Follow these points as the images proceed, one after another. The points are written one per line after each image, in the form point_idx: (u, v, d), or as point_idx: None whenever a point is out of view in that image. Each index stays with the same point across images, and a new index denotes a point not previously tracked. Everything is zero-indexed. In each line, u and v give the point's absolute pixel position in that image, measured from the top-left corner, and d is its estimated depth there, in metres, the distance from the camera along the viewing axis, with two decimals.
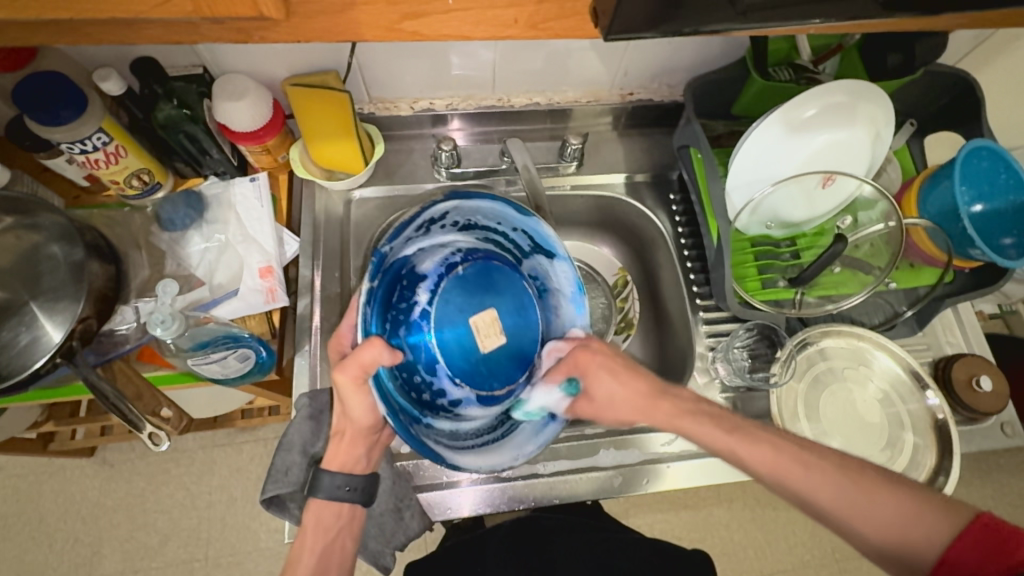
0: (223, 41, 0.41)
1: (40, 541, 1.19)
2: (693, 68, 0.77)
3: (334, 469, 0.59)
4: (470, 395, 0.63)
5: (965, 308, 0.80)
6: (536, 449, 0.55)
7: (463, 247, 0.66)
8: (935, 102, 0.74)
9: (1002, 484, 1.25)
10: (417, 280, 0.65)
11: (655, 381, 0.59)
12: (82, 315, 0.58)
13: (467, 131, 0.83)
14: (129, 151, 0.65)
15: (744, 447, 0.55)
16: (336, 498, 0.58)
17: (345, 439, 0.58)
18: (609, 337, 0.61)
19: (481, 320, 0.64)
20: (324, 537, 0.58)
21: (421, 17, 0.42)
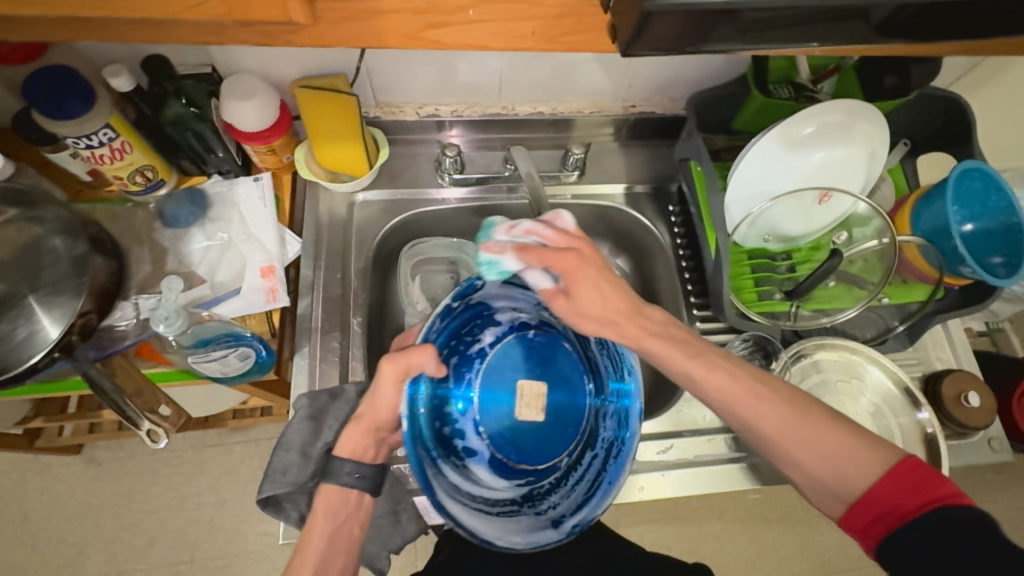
0: (247, 43, 0.42)
1: (24, 540, 1.17)
2: (695, 82, 0.79)
3: (345, 456, 0.56)
4: (485, 453, 0.68)
5: (955, 325, 0.81)
6: (521, 547, 0.56)
7: (537, 316, 0.73)
8: (929, 123, 0.76)
9: (988, 498, 1.28)
10: (490, 322, 0.72)
11: (626, 302, 0.59)
12: (82, 309, 0.58)
13: (469, 138, 0.84)
14: (135, 148, 0.65)
15: (702, 367, 0.56)
16: (349, 483, 0.56)
17: (363, 422, 0.56)
18: (582, 265, 0.58)
19: (529, 390, 0.70)
20: (333, 522, 0.55)
21: (444, 27, 0.43)
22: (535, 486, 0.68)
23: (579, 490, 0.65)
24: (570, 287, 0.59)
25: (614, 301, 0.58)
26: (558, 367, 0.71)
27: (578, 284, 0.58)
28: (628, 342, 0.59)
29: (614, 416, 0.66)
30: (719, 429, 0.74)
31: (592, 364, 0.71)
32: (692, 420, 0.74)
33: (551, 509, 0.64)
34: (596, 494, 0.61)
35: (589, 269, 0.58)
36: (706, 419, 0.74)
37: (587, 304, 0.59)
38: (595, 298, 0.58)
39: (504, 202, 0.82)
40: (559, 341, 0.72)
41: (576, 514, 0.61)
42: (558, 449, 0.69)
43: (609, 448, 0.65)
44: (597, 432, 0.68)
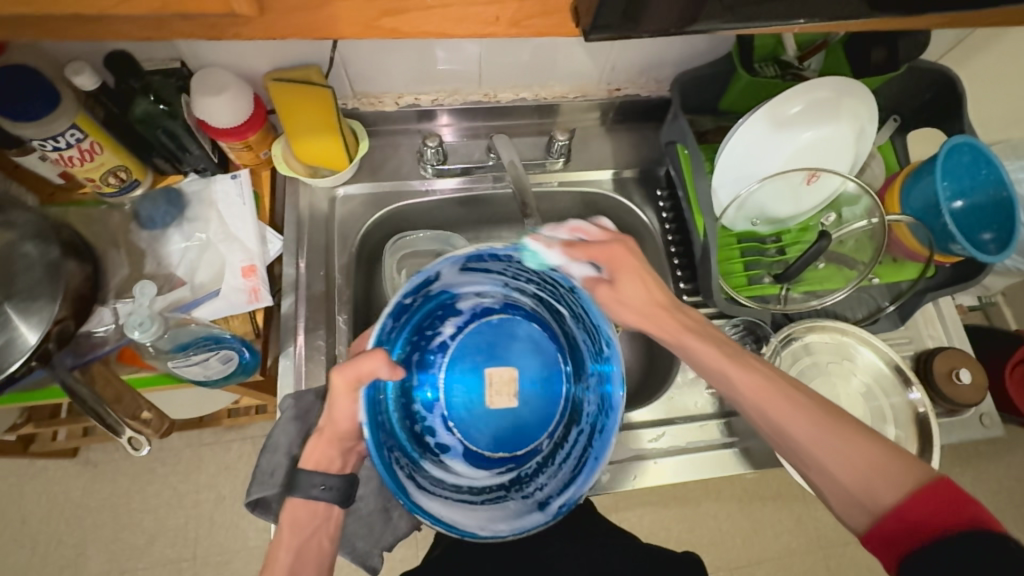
0: (195, 37, 0.40)
1: (23, 543, 1.17)
2: (680, 62, 0.77)
3: (311, 468, 0.57)
4: (458, 444, 0.70)
5: (947, 302, 0.81)
6: (505, 532, 0.56)
7: (503, 299, 0.73)
8: (919, 97, 0.75)
9: (980, 469, 1.29)
10: (451, 314, 0.72)
11: (654, 293, 0.63)
12: (58, 315, 0.56)
13: (457, 127, 0.82)
14: (105, 148, 0.63)
15: (733, 367, 0.57)
16: (315, 495, 0.56)
17: (322, 438, 0.56)
18: (618, 248, 0.63)
19: (500, 378, 0.71)
20: (299, 535, 0.55)
21: (401, 14, 0.41)
22: (521, 470, 0.69)
23: (565, 469, 0.64)
24: (614, 278, 0.64)
25: (652, 296, 0.63)
26: (528, 351, 0.72)
27: (625, 276, 0.63)
28: (666, 337, 0.62)
29: (596, 394, 0.64)
30: (711, 415, 0.73)
31: (563, 337, 0.71)
32: (684, 407, 0.74)
33: (537, 491, 0.64)
34: (580, 474, 0.60)
35: (632, 263, 0.63)
36: (697, 405, 0.74)
37: (631, 297, 0.63)
38: (632, 292, 0.63)
39: (492, 190, 0.81)
40: (523, 321, 0.73)
41: (563, 495, 0.59)
42: (536, 432, 0.70)
43: (591, 423, 0.64)
44: (580, 406, 0.68)
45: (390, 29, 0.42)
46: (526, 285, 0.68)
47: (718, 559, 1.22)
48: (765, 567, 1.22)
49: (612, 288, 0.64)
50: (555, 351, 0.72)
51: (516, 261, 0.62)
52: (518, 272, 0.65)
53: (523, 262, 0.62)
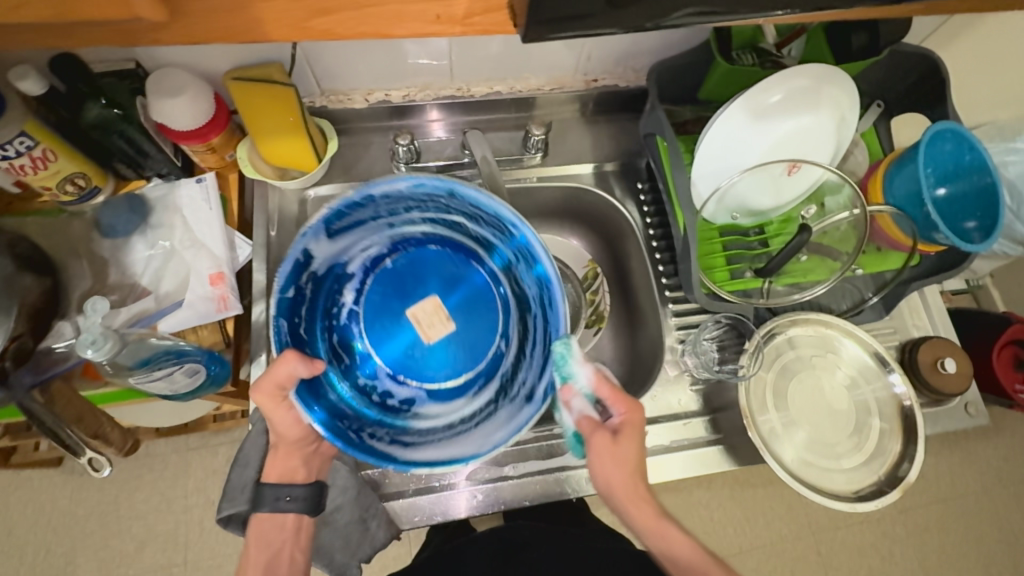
0: (110, 44, 0.39)
1: (11, 553, 1.16)
2: (658, 51, 0.75)
3: (274, 481, 0.59)
4: (420, 391, 0.67)
5: (932, 290, 0.80)
6: (503, 437, 0.57)
7: (388, 241, 0.69)
8: (902, 82, 0.73)
9: (968, 450, 1.30)
10: (345, 281, 0.68)
11: (624, 481, 0.58)
12: (16, 332, 0.54)
13: (449, 123, 0.80)
14: (59, 155, 0.61)
15: (659, 539, 0.58)
16: (279, 505, 0.58)
17: (279, 450, 0.60)
18: (628, 435, 0.58)
19: (424, 312, 0.68)
20: (266, 549, 0.58)
21: (331, 14, 0.40)
22: (502, 375, 0.68)
23: (540, 352, 0.64)
24: (618, 436, 0.58)
25: (640, 471, 0.59)
26: (439, 282, 0.69)
27: (630, 436, 0.58)
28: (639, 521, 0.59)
29: (529, 269, 0.63)
30: (695, 412, 0.72)
31: (467, 240, 0.69)
32: (668, 406, 0.73)
33: (522, 387, 0.64)
34: (557, 373, 0.60)
35: (641, 430, 0.59)
36: (681, 402, 0.73)
37: (622, 463, 0.58)
38: (627, 456, 0.58)
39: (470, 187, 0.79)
40: (423, 245, 0.70)
41: (543, 379, 0.60)
42: (486, 286, 0.70)
43: (522, 255, 0.63)
44: (524, 293, 0.67)
45: (322, 30, 0.41)
46: (407, 216, 0.65)
47: (712, 547, 1.22)
48: (757, 554, 1.23)
49: (605, 445, 0.58)
50: (469, 263, 0.70)
51: (375, 199, 0.59)
52: (391, 206, 0.62)
53: (386, 197, 0.59)
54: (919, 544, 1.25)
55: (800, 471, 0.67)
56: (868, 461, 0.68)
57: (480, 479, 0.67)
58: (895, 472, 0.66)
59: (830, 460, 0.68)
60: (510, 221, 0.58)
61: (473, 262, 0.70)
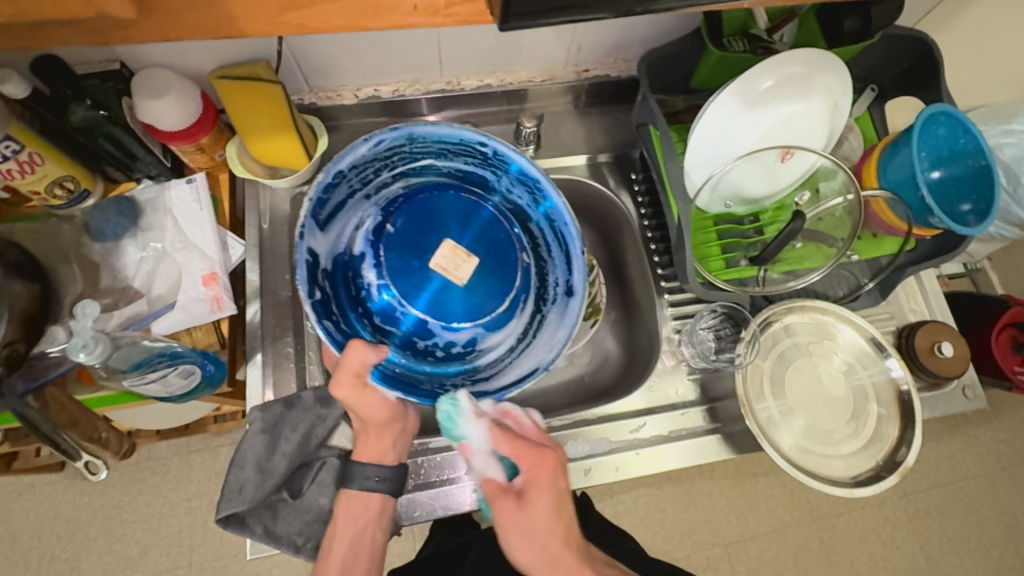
0: (78, 44, 0.38)
1: (17, 560, 1.16)
2: (649, 40, 0.74)
3: (364, 461, 0.60)
4: (476, 329, 0.64)
5: (928, 274, 0.80)
6: (566, 334, 0.59)
7: (377, 206, 0.65)
8: (896, 66, 0.73)
9: (968, 434, 1.30)
10: (358, 262, 0.63)
11: (538, 552, 0.55)
12: (7, 338, 0.53)
13: (441, 115, 0.79)
14: (46, 159, 0.60)
15: None
16: (368, 485, 0.59)
17: (370, 431, 0.59)
18: (534, 493, 0.56)
19: (443, 256, 0.63)
20: (352, 529, 0.59)
21: (303, 9, 0.40)
22: (538, 283, 0.66)
23: (558, 247, 0.63)
24: (525, 495, 0.57)
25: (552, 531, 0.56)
26: (443, 222, 0.65)
27: (533, 497, 0.56)
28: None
29: (515, 182, 0.63)
30: (693, 402, 0.72)
31: (446, 174, 0.65)
32: (664, 396, 0.73)
33: (558, 284, 0.64)
34: (575, 245, 0.60)
35: (546, 490, 0.57)
36: (679, 392, 0.73)
37: (534, 525, 0.56)
38: (539, 522, 0.56)
39: None
40: (408, 195, 0.65)
41: (575, 270, 0.61)
42: (499, 221, 0.66)
43: (506, 169, 0.62)
44: (519, 204, 0.65)
45: (295, 25, 0.40)
46: (378, 179, 0.63)
47: (714, 536, 1.23)
48: (759, 542, 1.23)
49: (512, 509, 0.57)
50: (455, 192, 0.66)
51: (347, 169, 0.58)
52: (362, 174, 0.61)
53: (354, 165, 0.58)
54: (921, 529, 1.26)
55: (798, 458, 0.67)
56: (866, 447, 0.68)
57: None
58: (893, 457, 0.67)
59: (828, 447, 0.68)
60: (476, 141, 0.59)
61: (455, 191, 0.66)
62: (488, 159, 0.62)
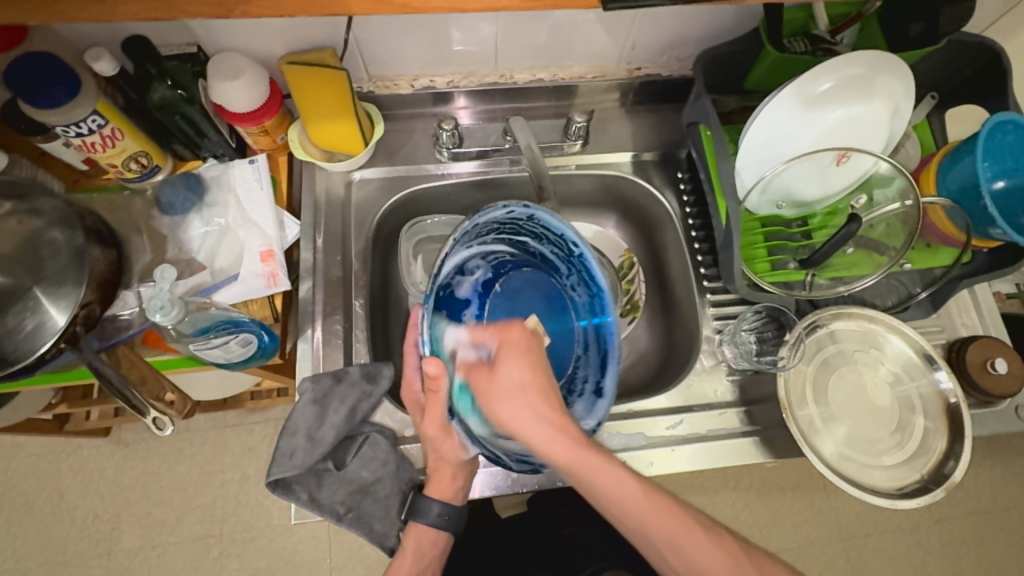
0: (203, 16, 0.42)
1: (62, 517, 1.22)
2: (705, 39, 0.74)
3: (433, 497, 0.63)
4: None
5: (982, 289, 0.77)
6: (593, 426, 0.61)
7: (489, 266, 0.67)
8: (959, 74, 0.71)
9: (1011, 463, 1.25)
10: (459, 305, 0.65)
11: (535, 404, 0.49)
12: (85, 299, 0.58)
13: (473, 110, 0.81)
14: (126, 134, 0.64)
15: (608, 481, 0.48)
16: (432, 522, 0.63)
17: (444, 469, 0.62)
18: (510, 349, 0.50)
19: (529, 332, 0.65)
20: (419, 562, 0.64)
21: None
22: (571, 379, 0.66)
23: (594, 352, 0.65)
24: (496, 363, 0.50)
25: (536, 407, 0.48)
26: (538, 303, 0.68)
27: (508, 356, 0.50)
28: (563, 461, 0.48)
29: (580, 280, 0.66)
30: (731, 403, 0.72)
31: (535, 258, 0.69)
32: (702, 394, 0.73)
33: (586, 382, 0.65)
34: (615, 351, 0.63)
35: (522, 350, 0.51)
36: (717, 392, 0.73)
37: (507, 398, 0.49)
38: (514, 377, 0.49)
39: (509, 174, 0.80)
40: (516, 267, 0.69)
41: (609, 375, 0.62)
42: (568, 316, 0.68)
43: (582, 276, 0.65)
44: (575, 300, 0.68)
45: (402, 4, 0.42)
46: (486, 239, 0.65)
47: None
48: (784, 556, 1.21)
49: (484, 376, 0.51)
50: (552, 278, 0.69)
51: (476, 225, 0.59)
52: (477, 230, 0.61)
53: (481, 223, 0.60)
54: (954, 556, 1.22)
55: (838, 466, 0.66)
56: (911, 459, 0.67)
57: None
58: (939, 470, 0.65)
59: (870, 457, 0.67)
60: (572, 240, 0.63)
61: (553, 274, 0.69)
62: (571, 257, 0.65)
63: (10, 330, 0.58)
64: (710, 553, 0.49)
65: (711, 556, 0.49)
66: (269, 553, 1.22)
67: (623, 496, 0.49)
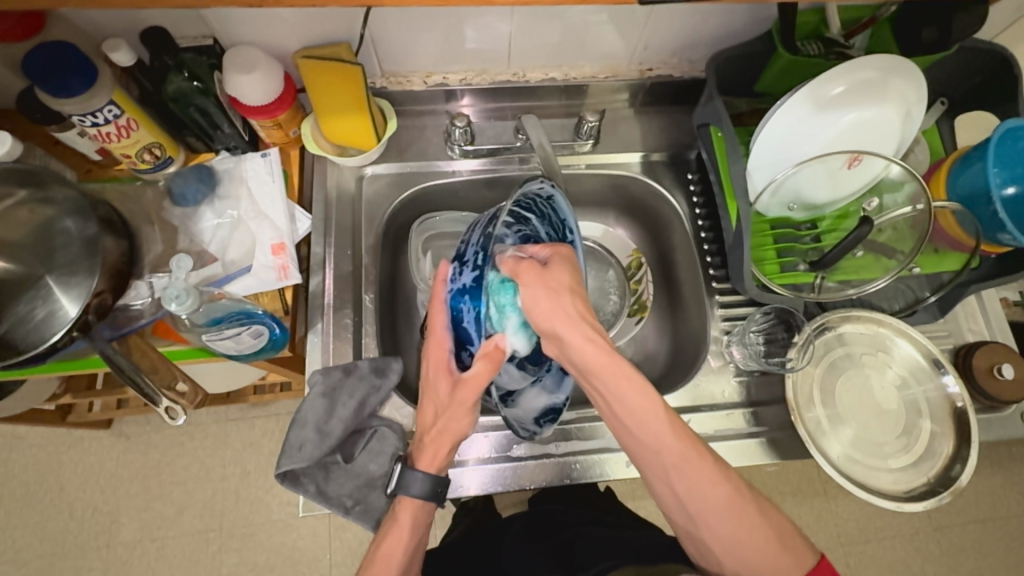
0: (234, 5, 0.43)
1: (62, 508, 1.22)
2: (716, 41, 0.75)
3: (428, 471, 0.57)
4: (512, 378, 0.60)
5: (989, 295, 0.78)
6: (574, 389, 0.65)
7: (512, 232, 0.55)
8: (968, 81, 0.72)
9: (1012, 471, 1.26)
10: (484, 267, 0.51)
11: (576, 306, 0.51)
12: (97, 288, 0.58)
13: (478, 108, 0.81)
14: (141, 125, 0.64)
15: (631, 389, 0.50)
16: (420, 496, 0.57)
17: (443, 442, 0.57)
18: (556, 259, 0.52)
19: None
20: (416, 536, 0.57)
21: None
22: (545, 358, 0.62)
23: None
24: (544, 267, 0.51)
25: (579, 309, 0.51)
26: None
27: (556, 266, 0.52)
28: (596, 361, 0.49)
29: None
30: (738, 404, 0.72)
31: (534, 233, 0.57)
32: (709, 395, 0.73)
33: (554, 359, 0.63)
34: None
35: (569, 263, 0.53)
36: (724, 393, 0.73)
37: (547, 297, 0.50)
38: (559, 284, 0.51)
39: (518, 172, 0.80)
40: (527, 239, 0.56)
41: None
42: None
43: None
44: None
45: None
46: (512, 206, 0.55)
47: None
48: None
49: (532, 279, 0.50)
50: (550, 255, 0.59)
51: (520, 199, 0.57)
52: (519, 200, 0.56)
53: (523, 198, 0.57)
54: (954, 563, 1.22)
55: (846, 468, 0.66)
56: (917, 462, 0.67)
57: (518, 456, 0.69)
58: (946, 473, 0.65)
59: (877, 459, 0.67)
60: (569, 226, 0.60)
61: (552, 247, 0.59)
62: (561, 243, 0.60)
63: (20, 318, 0.58)
64: (713, 480, 0.51)
65: (711, 482, 0.51)
66: (269, 548, 1.22)
67: (647, 406, 0.50)
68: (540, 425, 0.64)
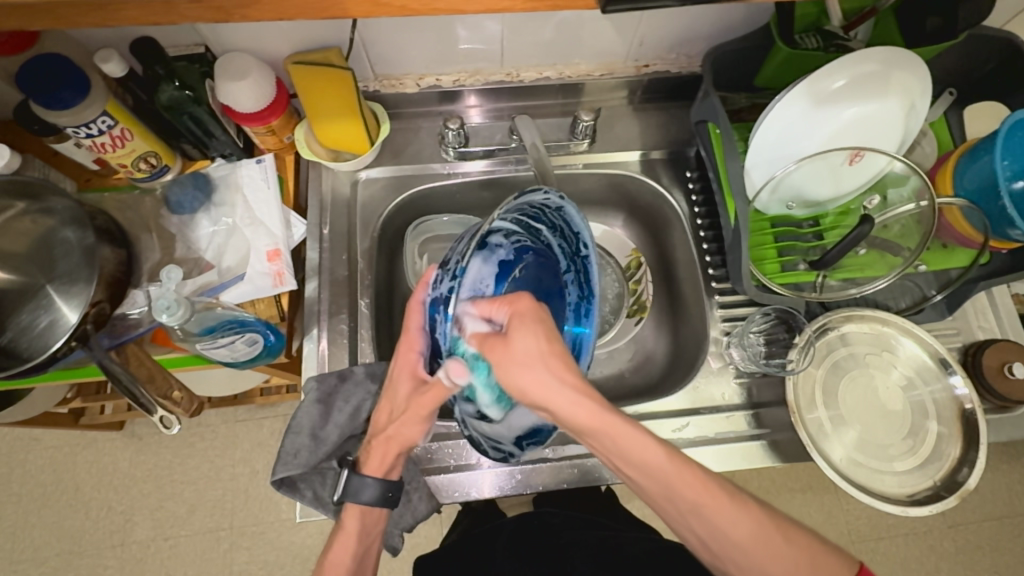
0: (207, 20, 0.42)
1: (78, 508, 1.25)
2: (714, 36, 0.73)
3: (367, 472, 0.58)
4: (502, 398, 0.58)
5: (1001, 291, 0.75)
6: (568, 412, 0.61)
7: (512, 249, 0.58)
8: (979, 69, 0.69)
9: None
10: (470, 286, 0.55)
11: (543, 379, 0.46)
12: (94, 299, 0.58)
13: (484, 108, 0.81)
14: (135, 134, 0.64)
15: (626, 442, 0.46)
16: (368, 502, 0.57)
17: (390, 447, 0.57)
18: (518, 323, 0.47)
19: None
20: (362, 542, 0.58)
21: None
22: None
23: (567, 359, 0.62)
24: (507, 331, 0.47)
25: (558, 373, 0.46)
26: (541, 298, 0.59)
27: (520, 328, 0.47)
28: (582, 424, 0.46)
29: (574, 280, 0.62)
30: (739, 405, 0.71)
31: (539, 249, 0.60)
32: (709, 397, 0.72)
33: None
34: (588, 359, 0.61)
35: (538, 318, 0.47)
36: (725, 395, 0.72)
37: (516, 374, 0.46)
38: (524, 366, 0.46)
39: (515, 172, 0.80)
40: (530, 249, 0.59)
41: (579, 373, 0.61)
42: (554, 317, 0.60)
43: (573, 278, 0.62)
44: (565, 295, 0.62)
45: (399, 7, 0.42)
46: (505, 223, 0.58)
47: None
48: None
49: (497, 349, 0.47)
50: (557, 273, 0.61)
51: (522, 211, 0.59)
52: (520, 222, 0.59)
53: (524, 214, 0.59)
54: (969, 562, 1.19)
55: (849, 471, 0.65)
56: (923, 465, 0.65)
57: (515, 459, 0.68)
58: (953, 477, 0.63)
59: (881, 462, 0.65)
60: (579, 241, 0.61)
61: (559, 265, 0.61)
62: (574, 257, 0.61)
63: (23, 328, 0.60)
64: (733, 514, 0.47)
65: (733, 519, 0.47)
66: (278, 547, 1.24)
67: (644, 458, 0.46)
68: (518, 446, 0.63)
